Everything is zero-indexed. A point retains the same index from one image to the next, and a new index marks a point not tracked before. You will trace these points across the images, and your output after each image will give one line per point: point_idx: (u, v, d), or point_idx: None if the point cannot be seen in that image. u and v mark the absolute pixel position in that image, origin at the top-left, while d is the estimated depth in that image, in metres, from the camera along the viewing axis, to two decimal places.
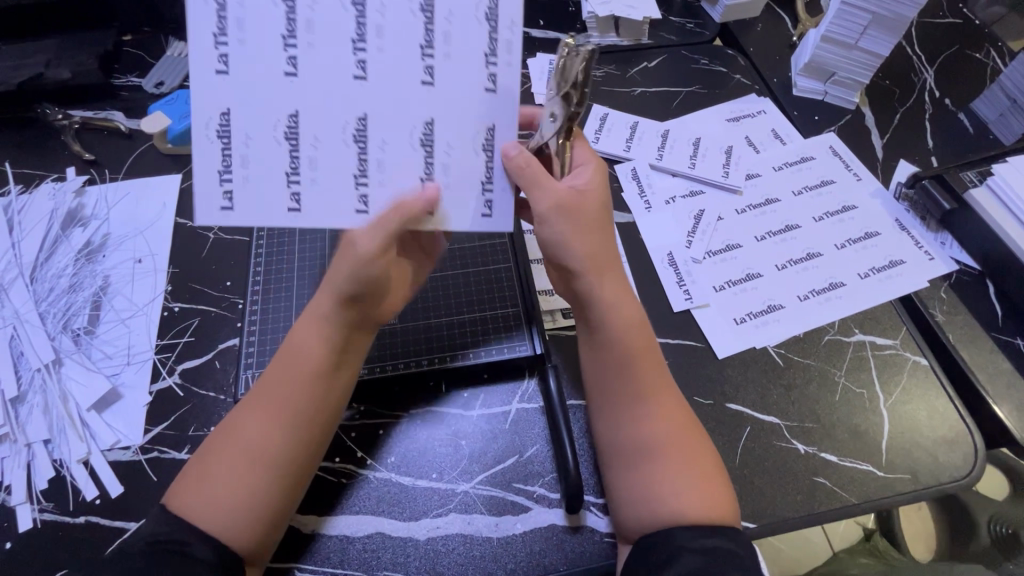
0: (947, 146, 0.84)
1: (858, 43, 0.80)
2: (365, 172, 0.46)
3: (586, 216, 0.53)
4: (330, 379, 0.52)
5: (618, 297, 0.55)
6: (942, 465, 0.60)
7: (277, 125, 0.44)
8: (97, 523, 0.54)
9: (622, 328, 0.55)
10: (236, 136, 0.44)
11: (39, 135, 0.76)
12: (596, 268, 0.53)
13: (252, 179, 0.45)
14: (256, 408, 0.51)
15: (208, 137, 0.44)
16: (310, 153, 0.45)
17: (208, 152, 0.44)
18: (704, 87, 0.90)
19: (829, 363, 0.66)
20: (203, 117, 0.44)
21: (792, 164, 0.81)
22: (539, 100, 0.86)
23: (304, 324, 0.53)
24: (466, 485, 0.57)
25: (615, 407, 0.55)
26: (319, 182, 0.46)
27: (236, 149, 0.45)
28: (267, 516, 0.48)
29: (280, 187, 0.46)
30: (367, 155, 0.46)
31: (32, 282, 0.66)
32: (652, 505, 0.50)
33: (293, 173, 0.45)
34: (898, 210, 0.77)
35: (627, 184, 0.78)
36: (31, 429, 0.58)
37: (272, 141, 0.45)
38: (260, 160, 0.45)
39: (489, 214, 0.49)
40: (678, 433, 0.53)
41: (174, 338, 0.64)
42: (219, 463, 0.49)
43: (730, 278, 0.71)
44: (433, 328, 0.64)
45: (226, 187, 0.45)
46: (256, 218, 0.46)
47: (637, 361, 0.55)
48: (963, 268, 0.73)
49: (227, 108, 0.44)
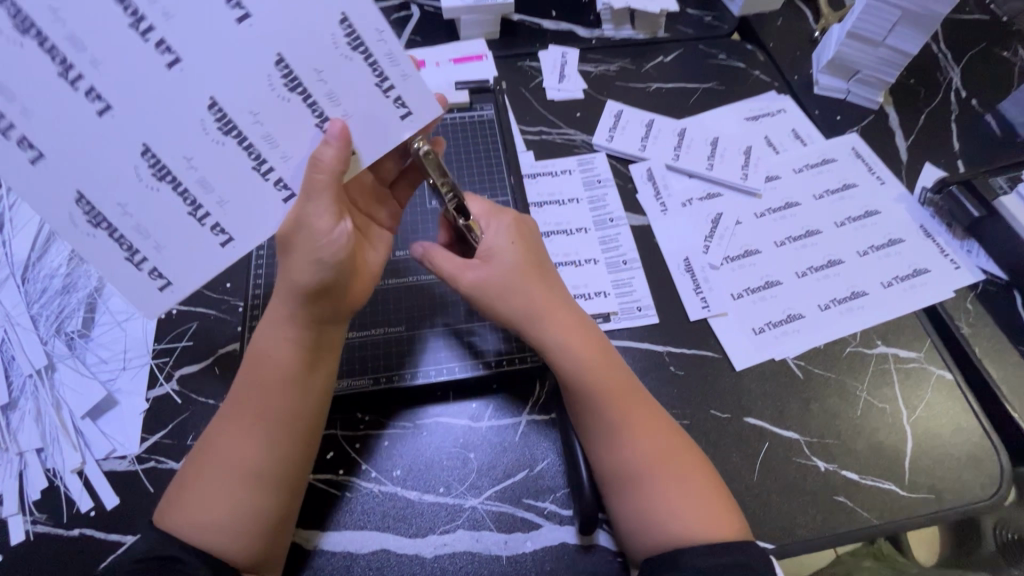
0: (974, 149, 0.81)
1: (885, 41, 0.77)
2: (261, 158, 0.46)
3: (504, 276, 0.55)
4: (303, 378, 0.50)
5: (571, 333, 0.54)
6: (967, 485, 0.58)
7: (138, 174, 0.44)
8: (91, 536, 0.52)
9: (582, 359, 0.53)
10: (109, 212, 0.44)
11: None
12: (537, 316, 0.54)
13: (162, 244, 0.46)
14: (231, 420, 0.48)
15: (85, 233, 0.44)
16: (196, 175, 0.45)
17: (101, 244, 0.45)
18: (722, 84, 0.86)
19: (850, 376, 0.63)
20: (63, 216, 0.43)
21: (813, 166, 0.78)
22: (551, 95, 0.83)
23: (269, 327, 0.50)
24: (474, 501, 0.55)
25: (593, 428, 0.52)
26: (226, 201, 0.46)
27: (123, 225, 0.45)
28: (262, 525, 0.46)
29: (197, 232, 0.46)
30: (248, 141, 0.45)
31: (23, 283, 0.64)
32: (658, 526, 0.48)
33: (197, 209, 0.46)
34: (923, 217, 0.74)
35: (642, 185, 0.75)
36: (23, 437, 0.56)
37: (148, 193, 0.44)
38: (155, 217, 0.45)
39: (411, 114, 0.48)
40: (665, 450, 0.51)
41: (172, 342, 0.61)
42: (202, 481, 0.46)
43: (749, 286, 0.68)
44: (440, 337, 0.62)
45: (147, 267, 0.46)
46: (183, 277, 0.47)
47: (607, 383, 0.53)
48: (989, 278, 0.70)
49: (81, 190, 0.43)
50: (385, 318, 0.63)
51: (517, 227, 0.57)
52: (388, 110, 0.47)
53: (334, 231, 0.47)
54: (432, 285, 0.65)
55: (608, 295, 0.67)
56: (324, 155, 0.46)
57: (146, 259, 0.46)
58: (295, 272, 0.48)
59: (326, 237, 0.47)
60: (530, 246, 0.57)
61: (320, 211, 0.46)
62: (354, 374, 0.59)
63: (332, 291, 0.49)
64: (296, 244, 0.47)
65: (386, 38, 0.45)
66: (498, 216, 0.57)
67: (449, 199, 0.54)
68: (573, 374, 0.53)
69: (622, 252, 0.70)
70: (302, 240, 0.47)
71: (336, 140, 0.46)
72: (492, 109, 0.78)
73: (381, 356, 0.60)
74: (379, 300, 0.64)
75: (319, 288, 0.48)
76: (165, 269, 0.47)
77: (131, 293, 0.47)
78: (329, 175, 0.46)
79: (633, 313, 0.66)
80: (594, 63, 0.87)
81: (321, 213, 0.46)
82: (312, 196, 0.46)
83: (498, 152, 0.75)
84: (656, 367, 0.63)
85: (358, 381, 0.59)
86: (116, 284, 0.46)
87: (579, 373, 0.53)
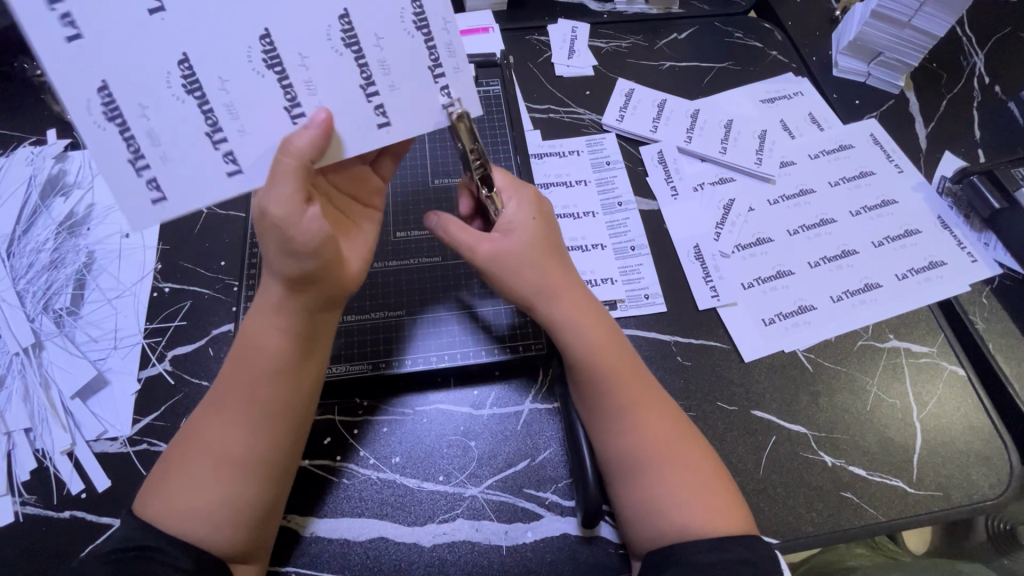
0: (995, 139, 0.78)
1: (912, 21, 0.73)
2: (296, 101, 0.44)
3: (520, 253, 0.52)
4: (296, 366, 0.48)
5: (581, 318, 0.53)
6: (976, 484, 0.57)
7: (169, 82, 0.41)
8: (81, 519, 0.51)
9: (593, 345, 0.52)
10: (128, 110, 0.41)
11: (15, 94, 0.71)
12: (549, 297, 0.52)
13: (171, 156, 0.43)
14: (219, 406, 0.47)
15: (98, 125, 0.41)
16: (225, 99, 0.43)
17: (110, 140, 0.41)
18: (738, 63, 0.83)
19: (861, 371, 0.62)
20: (83, 102, 0.40)
21: (830, 152, 0.75)
22: (559, 71, 0.80)
23: (258, 312, 0.48)
24: (475, 490, 0.54)
25: (601, 416, 0.51)
26: (248, 131, 0.44)
27: (137, 126, 0.41)
28: (247, 516, 0.45)
29: (207, 154, 0.43)
30: (289, 80, 0.43)
31: (9, 257, 0.61)
32: (665, 516, 0.47)
33: (216, 130, 0.43)
34: (941, 207, 0.72)
35: (653, 168, 0.72)
36: (11, 417, 0.54)
37: (174, 103, 0.42)
38: (167, 128, 0.42)
39: (455, 106, 0.47)
40: (672, 435, 0.50)
41: (165, 321, 0.59)
42: (187, 468, 0.45)
43: (760, 275, 0.66)
44: (440, 323, 0.60)
45: (146, 176, 0.43)
46: (183, 196, 0.44)
47: (617, 371, 0.51)
48: (1007, 271, 0.68)
49: (106, 81, 0.40)
50: (385, 300, 0.61)
51: (537, 202, 0.55)
52: (432, 94, 0.47)
53: (302, 219, 0.43)
54: (432, 268, 0.63)
55: (614, 282, 0.65)
56: (297, 140, 0.43)
57: (149, 166, 0.42)
58: (273, 260, 0.45)
59: (292, 225, 0.43)
60: (547, 224, 0.55)
61: (281, 196, 0.42)
62: (352, 358, 0.57)
63: (319, 279, 0.46)
64: (265, 230, 0.44)
65: (451, 30, 0.46)
66: (518, 189, 0.55)
67: (476, 169, 0.51)
68: (582, 360, 0.51)
69: (631, 237, 0.68)
70: (268, 227, 0.44)
71: (316, 128, 0.43)
72: (499, 84, 0.75)
73: (380, 340, 0.59)
74: (379, 282, 0.62)
75: (305, 277, 0.45)
76: (165, 183, 0.43)
77: (126, 203, 0.43)
78: (298, 160, 0.43)
79: (641, 300, 0.64)
80: (605, 38, 0.83)
81: (282, 198, 0.42)
82: (276, 180, 0.43)
83: (504, 130, 0.72)
84: (663, 357, 0.61)
85: (356, 366, 0.57)
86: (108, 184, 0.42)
87: (590, 359, 0.51)
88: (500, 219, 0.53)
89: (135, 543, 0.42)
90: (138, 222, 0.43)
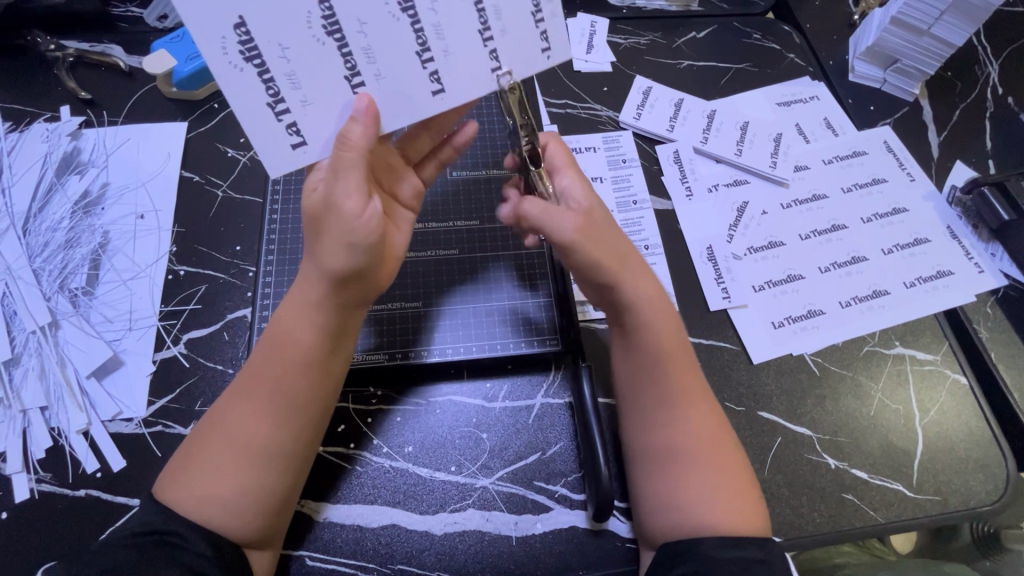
0: (1006, 151, 0.79)
1: (932, 29, 0.73)
2: (426, 45, 0.46)
3: (602, 230, 0.52)
4: (325, 360, 0.49)
5: (655, 299, 0.53)
6: (973, 491, 0.58)
7: (310, 22, 0.43)
8: (98, 498, 0.51)
9: (660, 332, 0.52)
10: (267, 50, 0.43)
11: (28, 67, 0.70)
12: (621, 274, 0.51)
13: (309, 100, 0.45)
14: (246, 396, 0.47)
15: (234, 65, 0.43)
16: (363, 42, 0.44)
17: (247, 82, 0.44)
18: (755, 65, 0.83)
19: (867, 375, 0.63)
20: (219, 39, 0.42)
21: (843, 158, 0.76)
22: (577, 65, 0.79)
23: (290, 306, 0.49)
24: (486, 481, 0.55)
25: (647, 410, 0.52)
26: (384, 76, 0.46)
27: (276, 68, 0.43)
28: (267, 505, 0.45)
29: (347, 96, 0.46)
30: (421, 23, 0.45)
31: (25, 235, 0.61)
32: (688, 513, 0.48)
33: (353, 75, 0.45)
34: (951, 216, 0.72)
35: (668, 167, 0.73)
36: (27, 394, 0.55)
37: (314, 44, 0.43)
38: (306, 67, 0.44)
39: (550, 50, 0.49)
40: (717, 433, 0.51)
41: (180, 304, 0.59)
42: (211, 455, 0.45)
43: (771, 278, 0.67)
44: (450, 312, 0.61)
45: (286, 120, 0.45)
46: (320, 141, 0.47)
47: (673, 365, 0.52)
48: (1011, 282, 0.69)
49: (240, 16, 0.41)
50: (403, 291, 0.61)
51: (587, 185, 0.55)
52: (534, 40, 0.48)
53: (363, 214, 0.45)
54: (447, 261, 0.63)
55: None
56: (351, 133, 0.44)
57: (289, 111, 0.45)
58: (323, 254, 0.46)
59: (358, 218, 0.45)
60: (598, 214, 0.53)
61: (348, 190, 0.45)
62: (370, 348, 0.58)
63: (361, 277, 0.47)
64: (325, 226, 0.46)
65: None
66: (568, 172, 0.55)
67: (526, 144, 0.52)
68: (651, 345, 0.52)
69: (645, 236, 0.68)
70: (328, 222, 0.45)
71: (364, 117, 0.45)
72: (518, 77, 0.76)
73: (398, 331, 0.59)
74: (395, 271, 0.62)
75: (348, 274, 0.46)
76: (304, 126, 0.46)
77: (266, 144, 0.46)
78: (357, 152, 0.44)
79: None
80: (623, 34, 0.83)
81: (351, 192, 0.45)
82: (341, 174, 0.45)
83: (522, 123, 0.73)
84: None
85: (374, 356, 0.58)
86: (249, 124, 0.45)
87: (658, 341, 0.52)
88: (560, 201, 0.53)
89: (154, 527, 0.43)
90: (274, 162, 0.46)
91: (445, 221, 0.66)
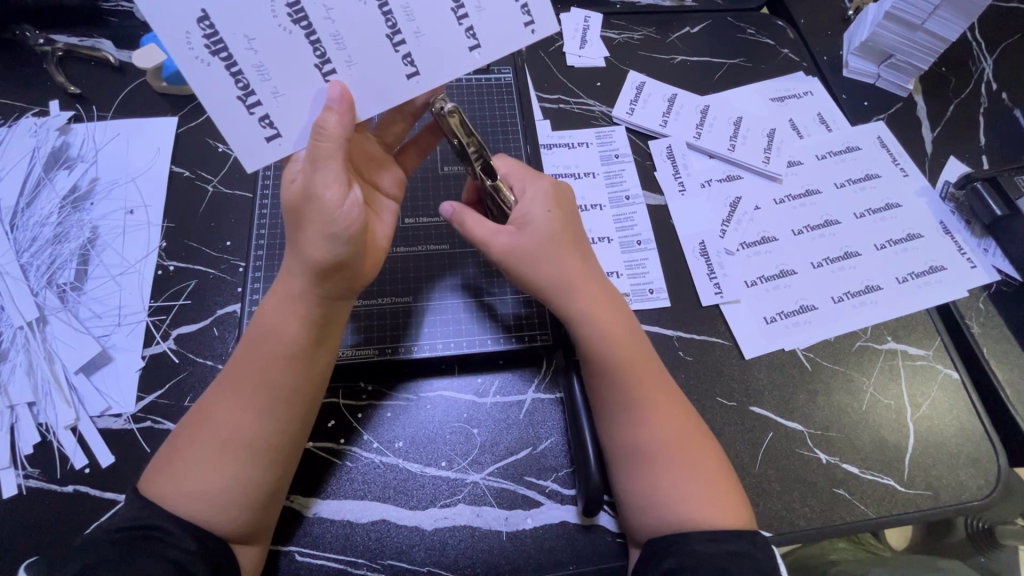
0: (1000, 147, 0.79)
1: (924, 24, 0.73)
2: (396, 28, 0.46)
3: (537, 252, 0.53)
4: (309, 355, 0.48)
5: (596, 312, 0.53)
6: (965, 486, 0.58)
7: (275, 11, 0.43)
8: (86, 494, 0.51)
9: (607, 339, 0.52)
10: (232, 42, 0.43)
11: (17, 61, 0.69)
12: (563, 289, 0.53)
13: (280, 90, 0.45)
14: (231, 389, 0.47)
15: (200, 59, 0.43)
16: (331, 28, 0.45)
17: (216, 76, 0.44)
18: (749, 60, 0.82)
19: (858, 370, 0.63)
20: (183, 35, 0.42)
21: (837, 153, 0.76)
22: (571, 61, 0.79)
23: (275, 301, 0.49)
24: (476, 476, 0.54)
25: (613, 409, 0.51)
26: (355, 61, 0.46)
27: (243, 59, 0.44)
28: (251, 499, 0.45)
29: (318, 84, 0.46)
30: (389, 6, 0.45)
31: (13, 230, 0.61)
32: (672, 509, 0.48)
33: (324, 62, 0.45)
34: (943, 212, 0.72)
35: (662, 163, 0.72)
36: (15, 390, 0.55)
37: (280, 33, 0.44)
38: (273, 57, 0.44)
39: (534, 24, 0.48)
40: (682, 426, 0.51)
41: (170, 299, 0.59)
42: (195, 448, 0.45)
43: (764, 274, 0.67)
44: (437, 307, 0.60)
45: (258, 113, 0.46)
46: (294, 131, 0.47)
47: (631, 368, 0.52)
48: (1004, 278, 0.69)
49: (203, 10, 0.42)
50: (393, 285, 0.61)
51: (554, 193, 0.56)
52: (514, 16, 0.48)
53: (345, 204, 0.45)
54: (438, 255, 0.63)
55: (620, 275, 0.66)
56: (328, 122, 0.44)
57: (259, 103, 0.45)
58: (308, 246, 0.46)
59: (339, 210, 0.45)
60: (567, 215, 0.56)
61: (328, 180, 0.45)
62: (358, 342, 0.58)
63: (347, 268, 0.47)
64: (309, 216, 0.46)
65: None
66: (535, 181, 0.56)
67: (475, 160, 0.54)
68: (597, 351, 0.52)
69: (637, 232, 0.68)
70: (311, 215, 0.45)
71: (339, 104, 0.45)
72: (511, 72, 0.76)
73: (388, 326, 0.59)
74: (386, 266, 0.62)
75: (334, 265, 0.46)
76: (276, 117, 0.46)
77: (238, 138, 0.46)
78: (335, 143, 0.45)
79: (646, 295, 0.65)
80: (617, 29, 0.82)
81: (330, 182, 0.45)
82: (320, 164, 0.45)
83: (515, 118, 0.73)
84: (665, 352, 0.62)
85: (363, 350, 0.57)
86: (220, 118, 0.45)
87: (602, 349, 0.52)
88: (516, 214, 0.54)
89: (138, 522, 0.42)
90: (249, 156, 0.47)
91: (436, 215, 0.65)
